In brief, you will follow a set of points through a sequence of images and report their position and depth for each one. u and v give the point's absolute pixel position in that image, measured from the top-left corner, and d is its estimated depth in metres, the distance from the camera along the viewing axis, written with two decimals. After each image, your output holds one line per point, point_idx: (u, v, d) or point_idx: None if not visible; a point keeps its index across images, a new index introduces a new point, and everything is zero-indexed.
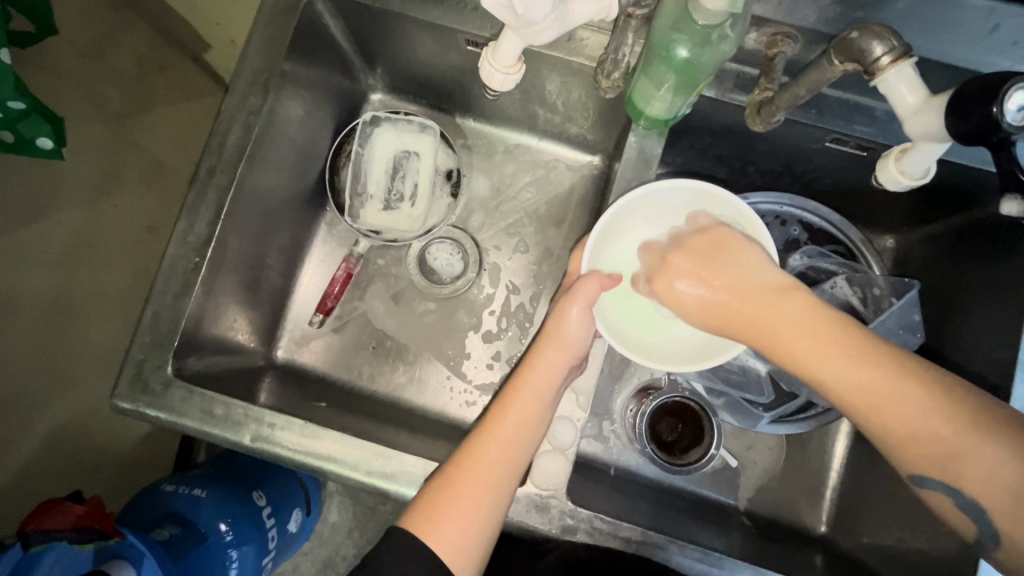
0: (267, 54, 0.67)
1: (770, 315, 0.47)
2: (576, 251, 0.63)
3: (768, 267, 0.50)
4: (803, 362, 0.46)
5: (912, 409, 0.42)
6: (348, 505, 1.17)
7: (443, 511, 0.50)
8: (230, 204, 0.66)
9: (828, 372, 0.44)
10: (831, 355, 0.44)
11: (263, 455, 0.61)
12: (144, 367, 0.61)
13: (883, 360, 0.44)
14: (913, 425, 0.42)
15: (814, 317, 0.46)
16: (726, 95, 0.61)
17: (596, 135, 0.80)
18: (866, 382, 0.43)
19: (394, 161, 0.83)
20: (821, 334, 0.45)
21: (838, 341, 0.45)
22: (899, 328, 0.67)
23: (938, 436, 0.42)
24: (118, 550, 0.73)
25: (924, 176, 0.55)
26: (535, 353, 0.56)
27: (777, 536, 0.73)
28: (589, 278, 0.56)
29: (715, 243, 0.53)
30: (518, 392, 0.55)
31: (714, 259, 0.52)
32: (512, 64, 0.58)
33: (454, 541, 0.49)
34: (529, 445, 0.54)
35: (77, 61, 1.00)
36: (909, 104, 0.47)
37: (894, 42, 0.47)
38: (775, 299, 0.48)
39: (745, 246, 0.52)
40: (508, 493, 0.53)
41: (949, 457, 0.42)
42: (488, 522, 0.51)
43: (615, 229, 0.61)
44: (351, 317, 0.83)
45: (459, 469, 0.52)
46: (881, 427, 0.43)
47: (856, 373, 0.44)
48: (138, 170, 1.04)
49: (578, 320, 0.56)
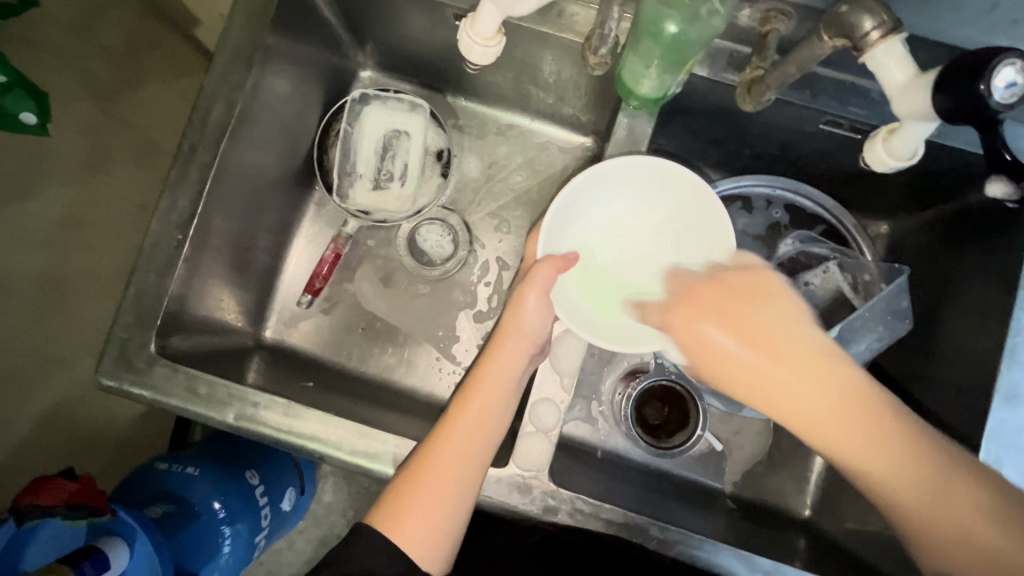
0: (251, 28, 0.65)
1: (829, 392, 0.46)
2: (532, 236, 0.61)
3: (800, 326, 0.48)
4: (828, 437, 0.46)
5: (907, 482, 0.46)
6: (342, 485, 1.18)
7: (406, 510, 0.52)
8: (213, 182, 0.65)
9: (854, 449, 0.46)
10: (862, 434, 0.46)
11: (247, 433, 0.61)
12: (128, 345, 0.61)
13: (905, 438, 0.46)
14: (905, 492, 0.47)
15: (853, 391, 0.46)
16: (719, 75, 0.60)
17: (589, 115, 0.78)
18: (888, 459, 0.46)
19: (384, 140, 0.82)
20: (859, 410, 0.46)
21: (869, 419, 0.46)
22: (887, 315, 0.64)
23: (933, 506, 0.46)
24: (111, 526, 0.73)
25: (911, 159, 0.54)
26: (495, 344, 0.57)
27: (762, 519, 0.73)
28: (547, 263, 0.55)
29: (724, 296, 0.50)
30: (479, 384, 0.56)
31: (750, 314, 0.48)
32: (493, 37, 0.57)
33: (420, 537, 0.51)
34: (491, 435, 0.55)
35: (57, 34, 0.98)
36: (896, 81, 0.46)
37: (885, 16, 0.45)
38: (824, 373, 0.46)
39: (785, 299, 0.49)
40: (473, 489, 0.53)
41: (934, 520, 0.46)
42: (452, 514, 0.53)
43: (573, 209, 0.58)
44: (341, 299, 0.82)
45: (422, 466, 0.53)
46: (889, 492, 0.47)
47: (878, 450, 0.46)
48: (130, 148, 1.05)
49: (536, 309, 0.55)
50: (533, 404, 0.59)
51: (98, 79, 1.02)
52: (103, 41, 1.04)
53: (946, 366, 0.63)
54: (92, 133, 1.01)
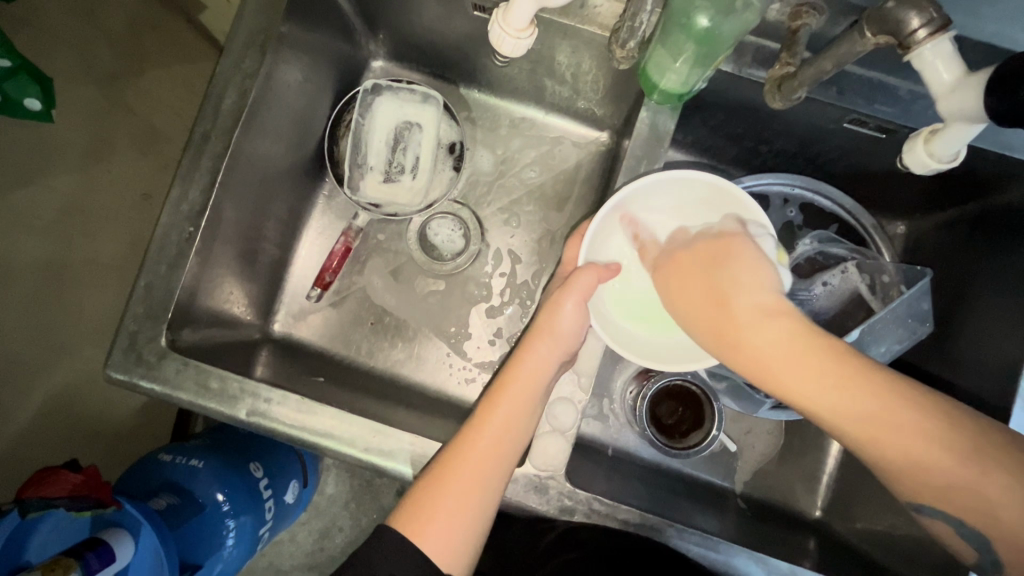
0: (264, 15, 0.63)
1: (775, 344, 0.45)
2: (573, 240, 0.62)
3: (753, 284, 0.47)
4: (787, 389, 0.44)
5: (883, 430, 0.42)
6: (345, 478, 1.18)
7: (429, 512, 0.51)
8: (226, 172, 0.64)
9: (816, 399, 0.43)
10: (830, 390, 0.43)
11: (259, 429, 0.60)
12: (137, 338, 0.60)
13: (872, 385, 0.43)
14: (882, 442, 0.42)
15: (804, 339, 0.44)
16: (744, 70, 0.58)
17: (605, 109, 0.77)
18: (850, 407, 0.43)
19: (395, 132, 0.81)
20: (813, 358, 0.43)
21: (826, 367, 0.43)
22: (908, 317, 0.63)
23: (917, 454, 0.42)
24: (115, 518, 0.70)
25: (953, 159, 0.53)
26: (526, 346, 0.56)
27: (774, 519, 0.73)
28: (588, 268, 0.55)
29: (695, 259, 0.52)
30: (508, 388, 0.55)
31: (710, 274, 0.50)
32: (525, 28, 0.55)
33: (444, 539, 0.51)
34: (518, 437, 0.54)
35: (67, 19, 1.03)
36: (944, 82, 0.45)
37: (933, 14, 0.44)
38: (767, 322, 0.45)
39: (743, 258, 0.49)
40: (496, 492, 0.53)
41: (919, 472, 0.42)
42: (473, 519, 0.52)
43: (618, 220, 0.58)
44: (350, 293, 0.81)
45: (448, 468, 0.52)
46: (868, 445, 0.43)
47: (841, 397, 0.43)
48: (131, 135, 1.03)
49: (573, 315, 0.55)
50: (550, 404, 0.59)
51: (100, 63, 1.03)
52: (107, 26, 1.04)
53: (965, 370, 0.63)
54: (94, 118, 1.02)
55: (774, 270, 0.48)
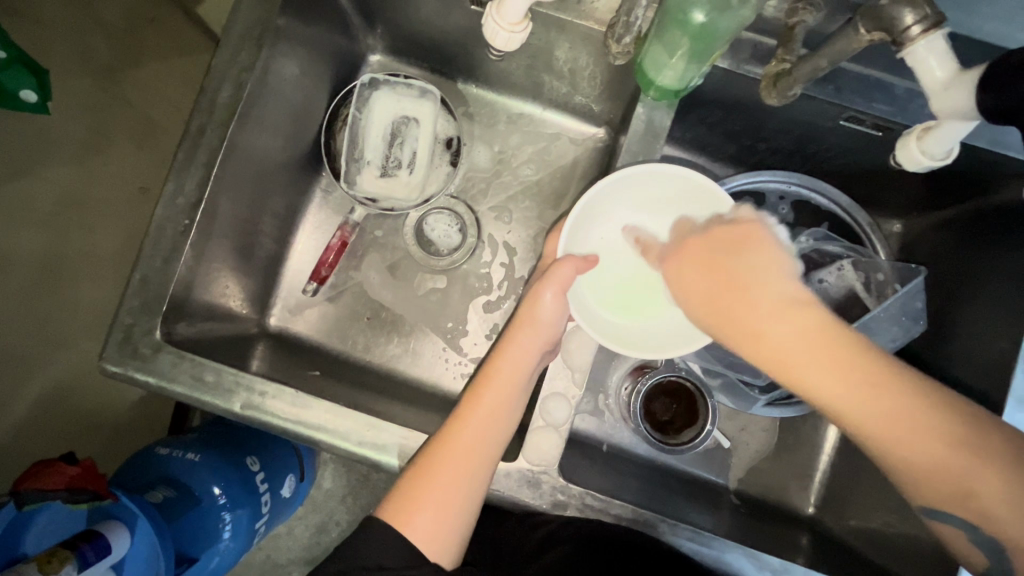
0: (260, 7, 0.63)
1: (796, 335, 0.43)
2: (552, 235, 0.62)
3: (774, 274, 0.45)
4: (806, 382, 0.43)
5: (898, 428, 0.41)
6: (342, 472, 1.18)
7: (417, 503, 0.51)
8: (221, 166, 0.64)
9: (833, 393, 0.42)
10: (846, 382, 0.41)
11: (252, 422, 0.60)
12: (133, 331, 0.60)
13: (887, 382, 0.41)
14: (897, 443, 0.41)
15: (826, 334, 0.42)
16: (741, 67, 0.58)
17: (602, 106, 0.77)
18: (867, 401, 0.41)
19: (392, 127, 0.81)
20: (835, 354, 0.42)
21: (849, 362, 0.42)
22: (902, 316, 0.64)
23: (929, 453, 0.40)
24: (112, 511, 0.70)
25: (946, 157, 0.53)
26: (509, 337, 0.56)
27: (768, 515, 0.73)
28: (566, 262, 0.54)
29: (711, 245, 0.50)
30: (492, 380, 0.55)
31: (728, 263, 0.47)
32: (519, 22, 0.55)
33: (431, 529, 0.51)
34: (504, 428, 0.55)
35: (65, 11, 1.03)
36: (938, 78, 0.45)
37: (928, 10, 0.43)
38: (791, 316, 0.43)
39: (763, 248, 0.47)
40: (484, 484, 0.54)
41: (933, 474, 0.41)
42: (460, 510, 0.52)
43: (594, 212, 0.59)
44: (347, 287, 0.81)
45: (435, 459, 0.52)
46: (880, 443, 0.42)
47: (860, 394, 0.41)
48: (127, 128, 1.03)
49: (553, 306, 0.55)
50: (543, 399, 0.59)
51: (98, 55, 1.03)
52: (105, 19, 1.04)
53: (958, 368, 0.63)
54: (93, 111, 1.02)
55: (791, 260, 0.47)
